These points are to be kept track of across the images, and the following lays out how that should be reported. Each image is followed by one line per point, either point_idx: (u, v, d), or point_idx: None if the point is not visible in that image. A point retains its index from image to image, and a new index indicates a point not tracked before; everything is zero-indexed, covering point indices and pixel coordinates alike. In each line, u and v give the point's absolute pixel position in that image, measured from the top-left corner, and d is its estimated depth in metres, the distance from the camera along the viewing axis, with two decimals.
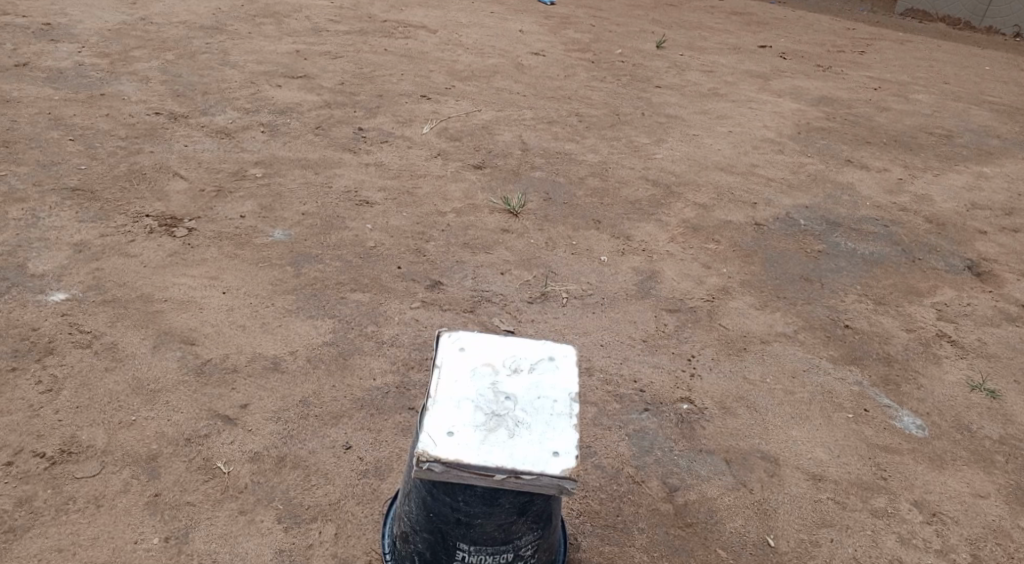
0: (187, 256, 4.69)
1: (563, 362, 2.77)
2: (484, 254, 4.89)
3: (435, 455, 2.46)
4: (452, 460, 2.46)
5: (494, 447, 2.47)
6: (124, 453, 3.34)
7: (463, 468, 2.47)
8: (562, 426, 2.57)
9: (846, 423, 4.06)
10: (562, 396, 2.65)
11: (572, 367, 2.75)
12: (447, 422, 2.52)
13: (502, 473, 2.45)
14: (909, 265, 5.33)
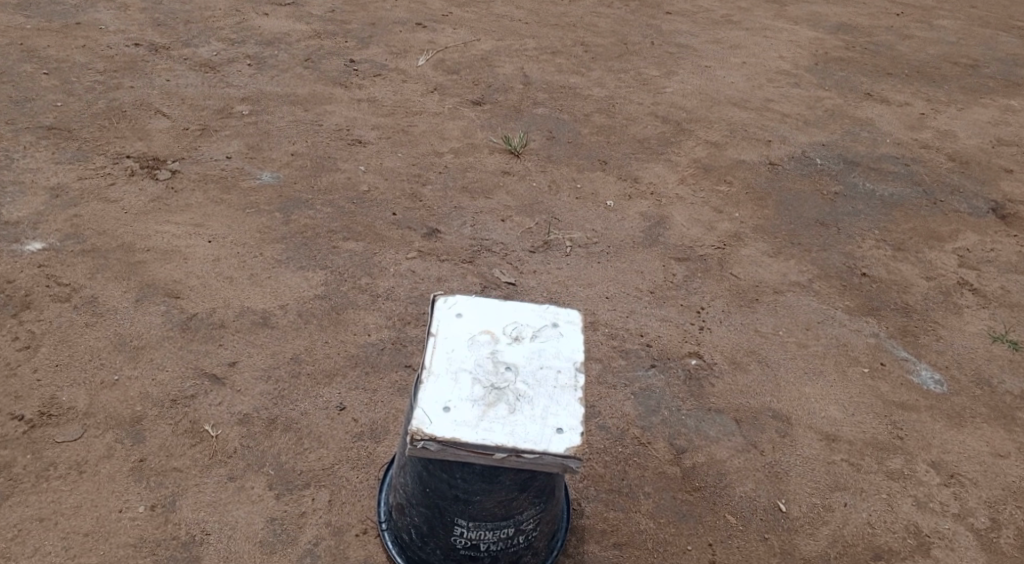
0: (170, 201, 4.50)
1: (559, 333, 2.98)
2: (483, 199, 4.71)
3: (428, 441, 2.66)
4: (445, 443, 2.66)
5: (486, 425, 2.68)
6: (106, 414, 3.52)
7: (458, 450, 2.68)
8: (549, 398, 2.78)
9: (861, 379, 4.03)
10: (550, 367, 2.86)
11: (566, 339, 2.96)
12: (444, 405, 2.72)
13: (496, 451, 2.66)
14: (931, 207, 5.09)
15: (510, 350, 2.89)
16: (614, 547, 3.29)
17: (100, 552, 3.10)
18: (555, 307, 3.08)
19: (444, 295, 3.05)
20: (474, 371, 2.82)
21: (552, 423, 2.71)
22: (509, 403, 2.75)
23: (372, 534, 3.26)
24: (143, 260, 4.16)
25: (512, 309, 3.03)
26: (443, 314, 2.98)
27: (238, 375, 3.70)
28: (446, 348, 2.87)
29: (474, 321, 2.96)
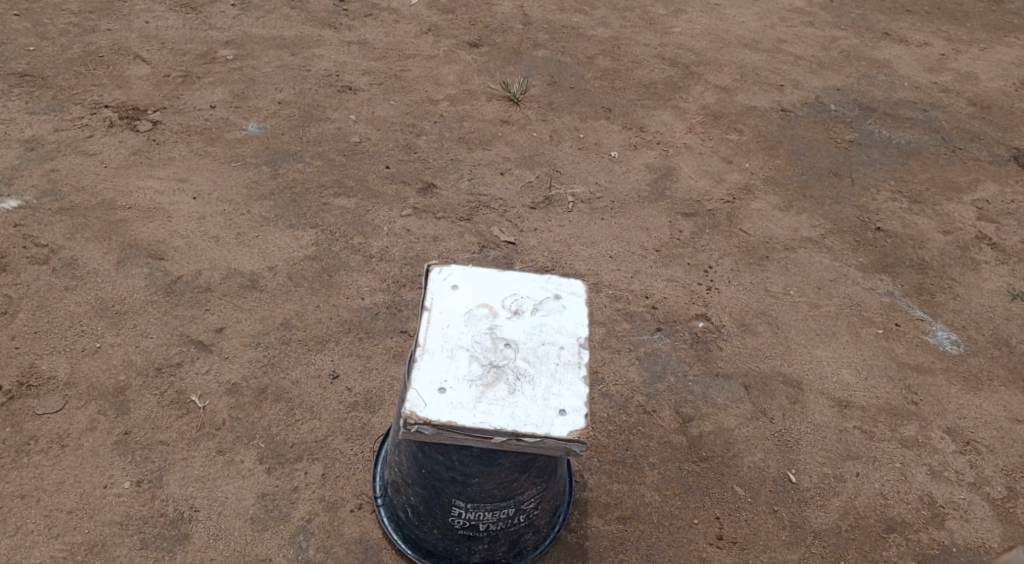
0: (152, 154, 4.29)
1: (563, 306, 2.81)
2: (481, 151, 4.50)
3: (423, 425, 2.51)
4: (441, 427, 2.51)
5: (485, 409, 2.53)
6: (88, 385, 3.37)
7: (456, 436, 2.53)
8: (551, 378, 2.63)
9: (875, 340, 3.87)
10: (553, 344, 2.70)
11: (570, 313, 2.79)
12: (439, 386, 2.57)
13: (495, 436, 2.51)
14: (949, 155, 4.88)
15: (509, 326, 2.73)
16: (618, 521, 3.18)
17: (85, 530, 2.99)
18: (557, 278, 2.92)
19: (439, 265, 2.88)
20: (471, 348, 2.66)
21: (554, 404, 2.56)
22: (509, 382, 2.60)
23: (367, 510, 3.14)
24: (124, 219, 3.96)
25: (511, 281, 2.86)
26: (437, 286, 2.81)
27: (226, 342, 3.54)
28: (442, 323, 2.71)
29: (470, 294, 2.80)
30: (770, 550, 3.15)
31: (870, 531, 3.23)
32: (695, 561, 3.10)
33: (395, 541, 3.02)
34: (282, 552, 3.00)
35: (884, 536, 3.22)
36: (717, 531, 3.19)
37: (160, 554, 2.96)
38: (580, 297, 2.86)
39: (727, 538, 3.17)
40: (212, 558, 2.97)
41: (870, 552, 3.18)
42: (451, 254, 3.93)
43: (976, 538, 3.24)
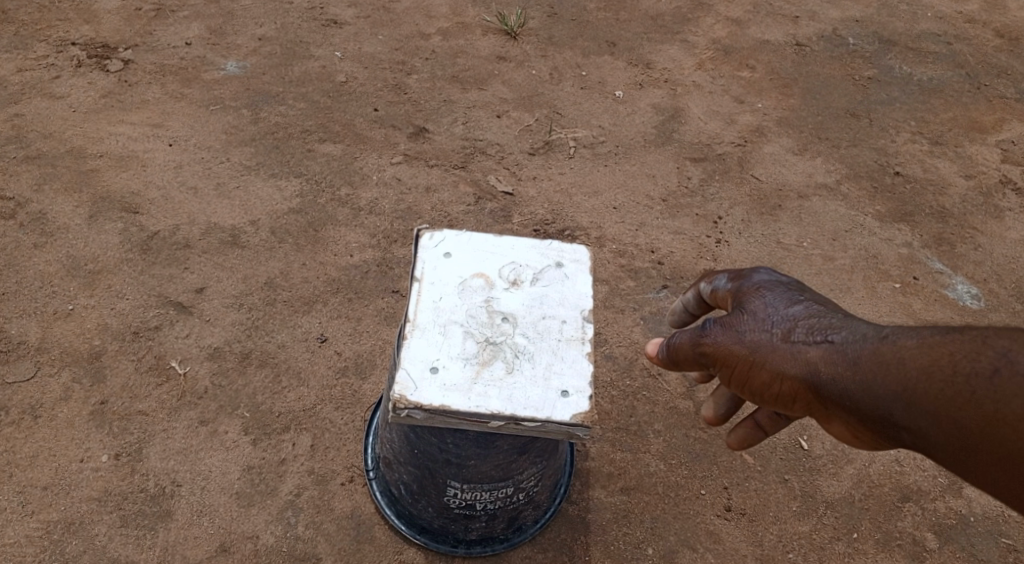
0: (124, 97, 4.03)
1: (566, 274, 2.61)
2: (476, 91, 4.25)
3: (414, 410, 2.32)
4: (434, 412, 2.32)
5: (483, 391, 2.34)
6: (61, 350, 3.17)
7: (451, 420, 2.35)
8: (552, 355, 2.44)
9: (892, 296, 3.65)
10: (554, 317, 2.50)
11: (574, 282, 2.59)
12: (430, 366, 2.37)
13: (492, 420, 2.33)
14: (973, 92, 4.62)
15: (507, 297, 2.53)
16: (622, 492, 3.04)
17: (61, 507, 2.83)
18: (558, 242, 2.70)
19: (430, 230, 2.66)
20: (466, 323, 2.46)
21: (556, 384, 2.38)
22: (506, 360, 2.41)
23: (358, 483, 2.98)
24: (96, 168, 3.72)
25: (509, 247, 2.65)
26: (429, 254, 2.59)
27: (207, 303, 3.34)
28: (433, 296, 2.50)
29: (464, 263, 2.59)
30: (780, 522, 3.02)
31: (882, 503, 3.10)
32: (702, 535, 2.97)
33: (387, 516, 2.88)
34: (269, 529, 2.86)
35: (897, 508, 3.09)
36: (725, 502, 3.05)
37: (141, 532, 2.81)
38: (584, 264, 2.65)
39: (735, 509, 3.04)
40: (197, 536, 2.82)
41: (884, 524, 3.05)
42: (445, 206, 3.71)
43: (993, 507, 3.12)
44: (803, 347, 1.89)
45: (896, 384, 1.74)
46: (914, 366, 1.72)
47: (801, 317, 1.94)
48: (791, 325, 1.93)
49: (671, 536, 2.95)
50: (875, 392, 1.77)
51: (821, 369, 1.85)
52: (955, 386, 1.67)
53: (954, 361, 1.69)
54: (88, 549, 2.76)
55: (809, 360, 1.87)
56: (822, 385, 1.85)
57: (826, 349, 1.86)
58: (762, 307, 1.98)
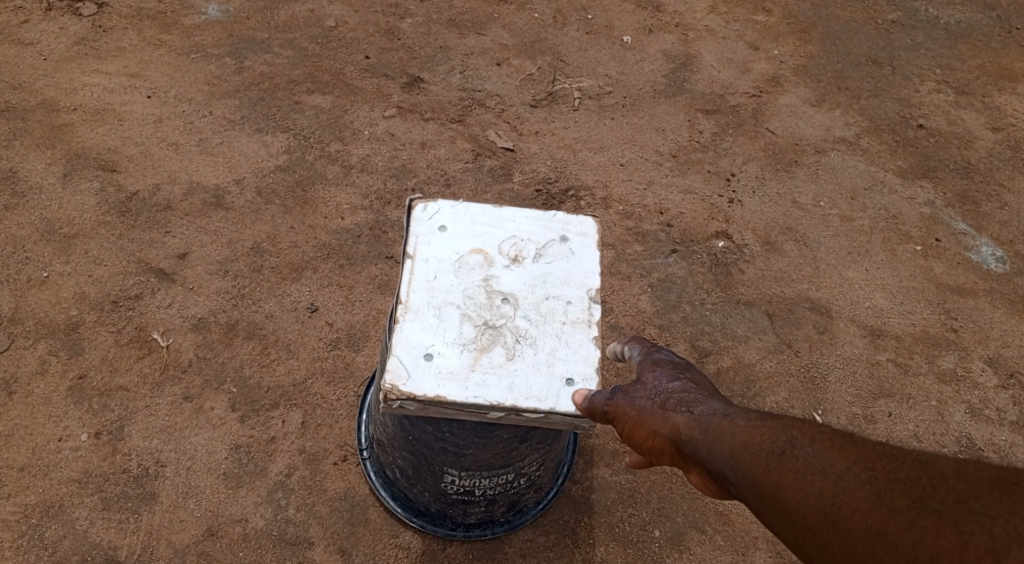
0: (98, 44, 3.81)
1: (574, 249, 2.42)
2: (474, 37, 4.03)
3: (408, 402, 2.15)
4: (430, 403, 2.14)
5: (480, 382, 2.17)
6: (35, 321, 2.99)
7: (449, 411, 2.17)
8: (557, 341, 2.26)
9: (913, 259, 3.45)
10: (560, 298, 2.32)
11: (582, 259, 2.40)
12: (422, 353, 2.20)
13: (490, 413, 2.17)
14: (1003, 38, 4.40)
15: (508, 276, 2.34)
16: (627, 471, 2.91)
17: (39, 489, 2.69)
18: (563, 214, 2.50)
19: (424, 200, 2.46)
20: (463, 305, 2.28)
21: (560, 371, 2.21)
22: (507, 345, 2.23)
23: (352, 463, 2.84)
24: (70, 122, 3.50)
25: (508, 219, 2.46)
26: (422, 228, 2.39)
27: (190, 270, 3.15)
28: (427, 274, 2.31)
29: (459, 237, 2.39)
30: None
31: None
32: (711, 515, 2.85)
33: (383, 498, 2.74)
34: (258, 512, 2.72)
35: None
36: None
37: (123, 516, 2.67)
38: (591, 237, 2.46)
39: None
40: (183, 520, 2.68)
41: None
42: (442, 164, 3.50)
43: None
44: (671, 415, 1.94)
45: (724, 452, 1.79)
46: (739, 441, 1.78)
47: (678, 390, 1.99)
48: (667, 397, 1.98)
49: (679, 518, 2.83)
50: (715, 458, 1.81)
51: (683, 432, 1.89)
52: (755, 456, 1.74)
53: (761, 437, 1.75)
54: (68, 534, 2.62)
55: (675, 426, 1.91)
56: (682, 448, 1.89)
57: (690, 415, 1.90)
58: (647, 380, 2.05)
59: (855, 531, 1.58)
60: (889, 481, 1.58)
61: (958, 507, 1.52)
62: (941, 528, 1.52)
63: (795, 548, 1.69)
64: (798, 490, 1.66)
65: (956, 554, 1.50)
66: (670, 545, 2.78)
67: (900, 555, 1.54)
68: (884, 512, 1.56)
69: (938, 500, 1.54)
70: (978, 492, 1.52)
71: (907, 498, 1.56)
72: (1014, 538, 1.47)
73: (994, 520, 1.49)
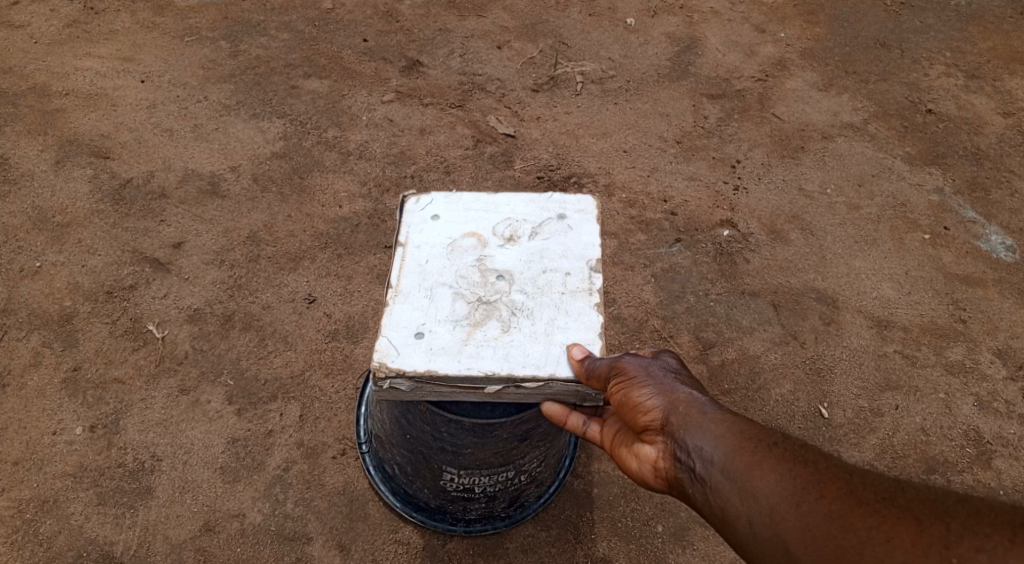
0: (90, 27, 3.74)
1: (573, 225, 2.31)
2: (474, 20, 3.96)
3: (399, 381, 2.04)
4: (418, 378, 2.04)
5: (472, 355, 2.06)
6: (28, 312, 2.94)
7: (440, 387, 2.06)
8: (555, 311, 2.14)
9: (920, 248, 3.39)
10: (557, 271, 2.21)
11: (583, 235, 2.29)
12: (412, 331, 2.09)
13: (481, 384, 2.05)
14: (1014, 20, 4.33)
15: (502, 255, 2.24)
16: None
17: (34, 484, 2.65)
18: (560, 194, 2.41)
19: (416, 194, 2.39)
20: (456, 284, 2.18)
21: (559, 339, 2.10)
22: (502, 319, 2.12)
23: (351, 457, 2.80)
24: (62, 108, 3.43)
25: (503, 203, 2.36)
26: (414, 217, 2.31)
27: (185, 260, 3.10)
28: (417, 258, 2.22)
29: (450, 223, 2.31)
30: None
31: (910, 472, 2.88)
32: None
33: (383, 493, 2.70)
34: (256, 506, 2.68)
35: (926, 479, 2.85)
36: None
37: (119, 511, 2.63)
38: (589, 214, 2.35)
39: None
40: (179, 515, 2.64)
41: None
42: (442, 151, 3.43)
43: None
44: (674, 391, 1.99)
45: (715, 429, 1.90)
46: (733, 426, 1.89)
47: (682, 376, 2.06)
48: (674, 376, 2.04)
49: (682, 512, 2.79)
50: (705, 433, 1.90)
51: (682, 407, 1.95)
52: (747, 441, 1.85)
53: (754, 431, 1.88)
54: (64, 529, 2.59)
55: (675, 400, 1.97)
56: (673, 422, 1.94)
57: (693, 397, 1.97)
58: (657, 358, 2.09)
59: (813, 512, 1.70)
60: (861, 480, 1.71)
61: (920, 505, 1.64)
62: (902, 520, 1.62)
63: (739, 527, 1.80)
64: (774, 472, 1.78)
65: (909, 541, 1.60)
66: (673, 541, 2.74)
67: (856, 535, 1.64)
68: (850, 501, 1.68)
69: (905, 499, 1.66)
70: (945, 498, 1.64)
71: (875, 494, 1.68)
72: (964, 531, 1.57)
73: (953, 518, 1.60)
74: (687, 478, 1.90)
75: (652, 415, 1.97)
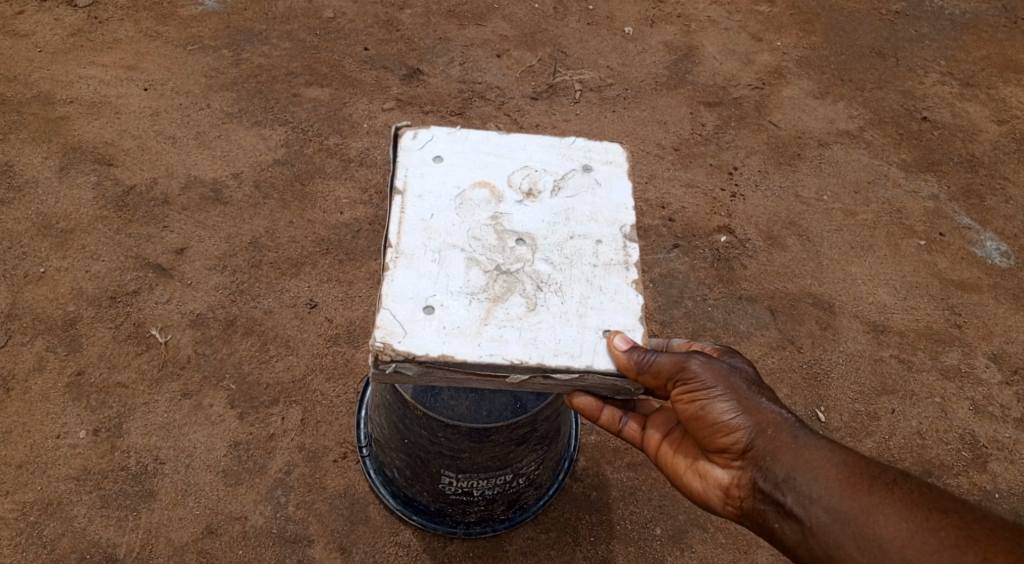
0: (94, 35, 3.78)
1: (600, 181, 2.22)
2: (474, 28, 4.00)
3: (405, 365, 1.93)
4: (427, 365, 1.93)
5: (495, 338, 1.96)
6: (32, 317, 2.97)
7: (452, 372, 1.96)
8: (588, 288, 2.05)
9: (916, 254, 3.43)
10: (587, 238, 2.12)
11: (612, 194, 2.20)
12: (421, 306, 1.97)
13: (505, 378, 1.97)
14: (1009, 29, 4.38)
15: (522, 214, 2.14)
16: (627, 469, 2.89)
17: (38, 487, 2.67)
18: (583, 139, 2.30)
19: (414, 128, 2.24)
20: (472, 248, 2.07)
21: (593, 322, 2.01)
22: (526, 295, 2.03)
23: (352, 460, 2.82)
24: (66, 115, 3.46)
25: (520, 149, 2.25)
26: (416, 161, 2.17)
27: (188, 266, 3.13)
28: (423, 213, 2.10)
29: (459, 170, 2.18)
30: None
31: None
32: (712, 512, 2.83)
33: (383, 496, 2.72)
34: (258, 509, 2.70)
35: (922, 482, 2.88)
36: None
37: (123, 514, 2.65)
38: (618, 165, 2.27)
39: None
40: (182, 518, 2.67)
41: None
42: None
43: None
44: (761, 408, 2.04)
45: (818, 463, 1.95)
46: (838, 459, 1.95)
47: (761, 385, 2.10)
48: (756, 387, 2.07)
49: (681, 515, 2.82)
50: (807, 463, 1.96)
51: (768, 429, 2.02)
52: (857, 476, 1.91)
53: (861, 465, 1.93)
54: (67, 532, 2.61)
55: (762, 420, 2.02)
56: (758, 443, 2.01)
57: (780, 416, 2.03)
58: (736, 363, 2.12)
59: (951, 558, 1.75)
60: (997, 527, 1.77)
61: None
62: None
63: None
64: (896, 513, 1.83)
65: None
66: (671, 543, 2.76)
67: None
68: (992, 550, 1.73)
69: None
70: None
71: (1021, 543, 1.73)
72: None
73: None
74: (769, 506, 1.99)
75: (734, 436, 2.02)
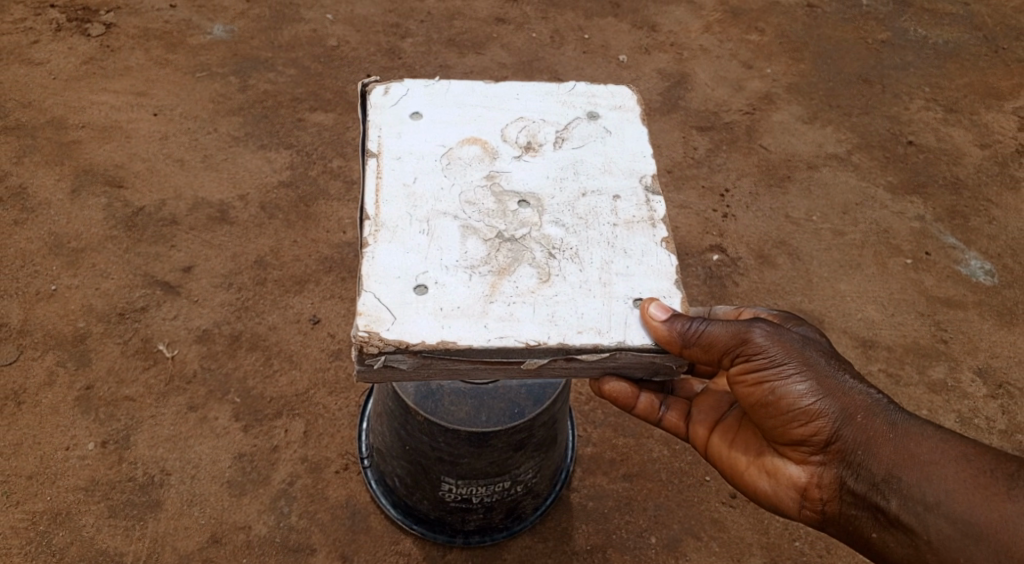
0: (106, 62, 3.91)
1: (609, 131, 2.24)
2: (473, 56, 4.13)
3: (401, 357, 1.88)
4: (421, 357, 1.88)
5: (505, 316, 1.91)
6: (43, 333, 3.05)
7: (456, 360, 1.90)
8: (612, 252, 2.02)
9: (903, 272, 3.52)
10: (599, 192, 2.12)
11: (619, 143, 2.22)
12: (412, 286, 1.92)
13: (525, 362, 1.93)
14: (990, 57, 4.52)
15: (523, 171, 2.14)
16: (624, 479, 2.96)
17: (47, 497, 2.74)
18: (585, 87, 2.33)
19: (385, 85, 2.25)
20: (469, 215, 2.04)
21: (619, 291, 1.97)
22: (537, 264, 1.99)
23: (353, 471, 2.89)
24: (78, 139, 3.58)
25: (515, 104, 2.27)
26: (390, 120, 2.17)
27: (194, 283, 3.22)
28: (405, 176, 2.07)
29: (447, 130, 2.18)
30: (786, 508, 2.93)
31: None
32: (706, 522, 2.89)
33: (384, 506, 2.78)
34: (262, 519, 2.77)
35: None
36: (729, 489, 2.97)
37: (130, 523, 2.72)
38: (624, 111, 2.29)
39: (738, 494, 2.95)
40: (188, 527, 2.73)
41: None
42: None
43: None
44: (846, 390, 2.00)
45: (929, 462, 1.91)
46: (948, 456, 1.91)
47: (843, 362, 2.06)
48: (836, 365, 2.04)
49: (676, 525, 2.88)
50: (914, 460, 1.92)
51: (853, 413, 1.98)
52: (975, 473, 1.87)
53: (976, 458, 1.89)
54: (76, 540, 2.67)
55: (847, 403, 1.99)
56: (841, 429, 1.98)
57: (867, 399, 2.00)
58: (812, 339, 2.08)
59: None
60: None
61: None
62: None
63: None
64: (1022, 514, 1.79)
65: None
66: (666, 552, 2.83)
67: None
68: None
69: None
70: None
71: None
72: None
73: None
74: (860, 506, 1.97)
75: (814, 425, 1.99)
